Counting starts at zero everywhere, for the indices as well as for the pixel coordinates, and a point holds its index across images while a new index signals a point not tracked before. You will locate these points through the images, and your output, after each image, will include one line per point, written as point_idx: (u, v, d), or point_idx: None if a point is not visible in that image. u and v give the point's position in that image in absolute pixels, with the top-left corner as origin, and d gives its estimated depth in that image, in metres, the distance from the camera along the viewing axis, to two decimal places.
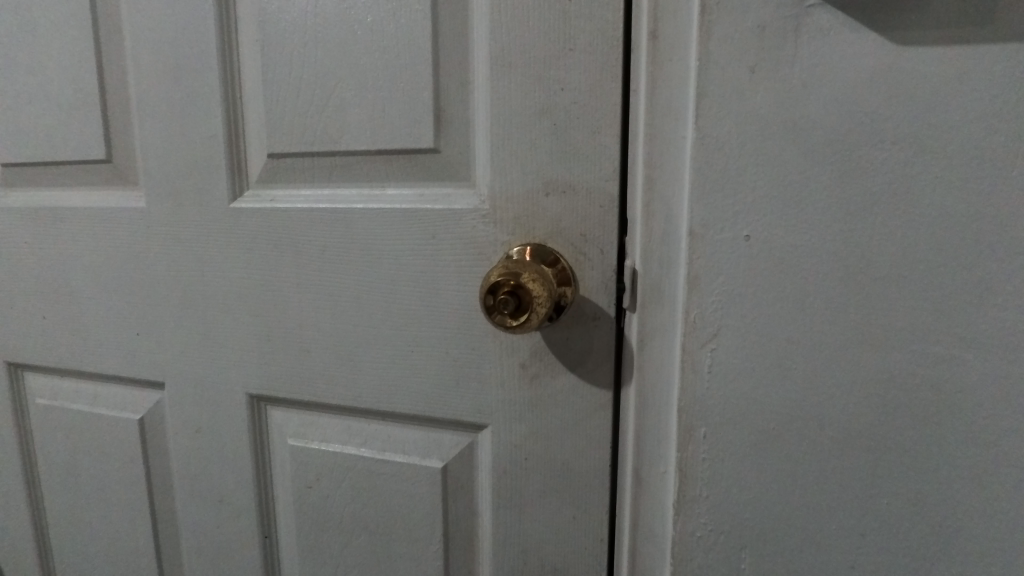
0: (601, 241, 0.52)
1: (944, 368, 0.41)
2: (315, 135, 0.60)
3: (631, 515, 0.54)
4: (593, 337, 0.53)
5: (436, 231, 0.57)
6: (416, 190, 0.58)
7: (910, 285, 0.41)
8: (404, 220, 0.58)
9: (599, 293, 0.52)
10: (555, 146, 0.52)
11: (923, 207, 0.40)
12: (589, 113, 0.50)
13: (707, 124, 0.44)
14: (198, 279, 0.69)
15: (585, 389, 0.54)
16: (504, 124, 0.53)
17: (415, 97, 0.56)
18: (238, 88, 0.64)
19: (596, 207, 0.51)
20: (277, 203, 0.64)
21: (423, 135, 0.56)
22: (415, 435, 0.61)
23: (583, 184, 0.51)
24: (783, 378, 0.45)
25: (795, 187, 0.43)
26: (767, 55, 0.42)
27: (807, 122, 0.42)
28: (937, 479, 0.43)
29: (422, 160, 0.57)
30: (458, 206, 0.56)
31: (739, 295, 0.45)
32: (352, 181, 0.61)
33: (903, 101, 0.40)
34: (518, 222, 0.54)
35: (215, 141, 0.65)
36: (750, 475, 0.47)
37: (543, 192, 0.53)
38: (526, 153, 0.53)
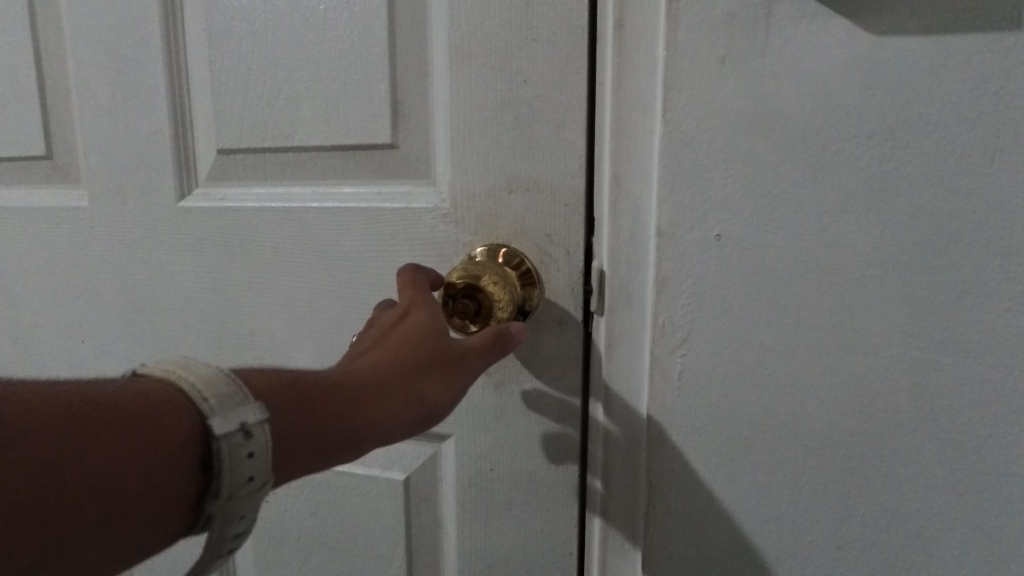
0: (566, 242, 0.49)
1: (921, 374, 0.40)
2: (265, 130, 0.57)
3: (600, 528, 0.51)
4: (560, 342, 0.50)
5: (395, 232, 0.54)
6: (374, 188, 0.55)
7: (886, 287, 0.40)
8: (362, 219, 0.55)
9: (565, 296, 0.50)
10: (518, 142, 0.49)
11: (898, 206, 0.39)
12: (553, 107, 0.47)
13: (675, 117, 0.42)
14: (147, 282, 0.65)
15: (552, 396, 0.51)
16: (465, 118, 0.50)
17: (371, 90, 0.52)
18: (183, 79, 0.60)
19: (560, 206, 0.49)
20: (226, 202, 0.60)
21: (381, 130, 0.53)
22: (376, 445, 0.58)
23: (548, 183, 0.49)
24: (755, 384, 0.43)
25: (768, 184, 0.41)
26: (737, 45, 0.40)
27: (778, 116, 0.40)
28: (913, 488, 0.41)
29: (380, 156, 0.54)
30: (418, 205, 0.53)
31: (710, 298, 0.43)
32: (306, 179, 0.57)
33: (878, 94, 0.38)
34: (481, 221, 0.51)
35: (162, 137, 0.61)
36: (723, 485, 0.45)
37: (506, 190, 0.50)
38: (488, 149, 0.50)
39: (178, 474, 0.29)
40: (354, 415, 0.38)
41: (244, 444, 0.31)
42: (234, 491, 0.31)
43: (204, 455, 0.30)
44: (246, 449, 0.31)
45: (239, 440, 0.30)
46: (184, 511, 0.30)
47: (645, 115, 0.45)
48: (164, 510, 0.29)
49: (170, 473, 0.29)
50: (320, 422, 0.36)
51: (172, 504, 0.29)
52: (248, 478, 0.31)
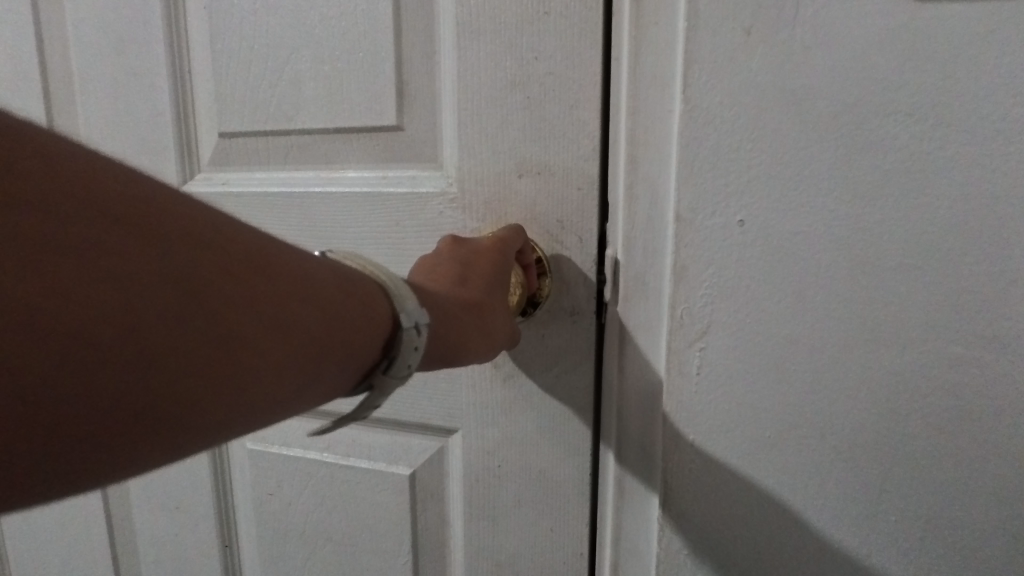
0: (579, 228, 0.47)
1: (960, 371, 0.37)
2: (267, 112, 0.55)
3: (612, 529, 0.49)
4: (572, 334, 0.48)
5: (400, 218, 0.52)
6: (378, 172, 0.53)
7: (924, 277, 0.37)
8: (367, 205, 0.53)
9: (579, 286, 0.47)
10: (529, 123, 0.46)
11: (939, 190, 0.36)
12: (565, 86, 0.45)
13: (696, 94, 0.40)
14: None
15: (563, 390, 0.49)
16: (474, 97, 0.47)
17: (375, 68, 0.50)
18: (184, 59, 0.58)
19: (573, 190, 0.46)
20: (228, 187, 0.58)
21: (386, 110, 0.51)
22: (381, 440, 0.56)
23: (560, 166, 0.46)
24: (780, 380, 0.41)
25: (797, 166, 0.38)
26: (764, 16, 0.38)
27: (809, 92, 0.37)
28: (949, 493, 0.39)
29: (385, 139, 0.52)
30: (424, 190, 0.51)
31: (732, 289, 0.41)
32: (309, 163, 0.55)
33: (919, 67, 0.35)
34: (489, 207, 0.49)
35: (163, 119, 0.59)
36: (743, 487, 0.43)
37: (517, 173, 0.48)
38: (497, 129, 0.47)
39: (364, 351, 0.32)
40: (467, 330, 0.40)
41: (415, 339, 0.34)
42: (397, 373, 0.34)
43: (387, 340, 0.34)
44: (416, 343, 0.34)
45: (414, 335, 0.34)
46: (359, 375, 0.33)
47: (664, 92, 0.42)
48: (349, 372, 0.32)
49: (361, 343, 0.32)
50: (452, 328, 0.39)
51: (354, 366, 0.32)
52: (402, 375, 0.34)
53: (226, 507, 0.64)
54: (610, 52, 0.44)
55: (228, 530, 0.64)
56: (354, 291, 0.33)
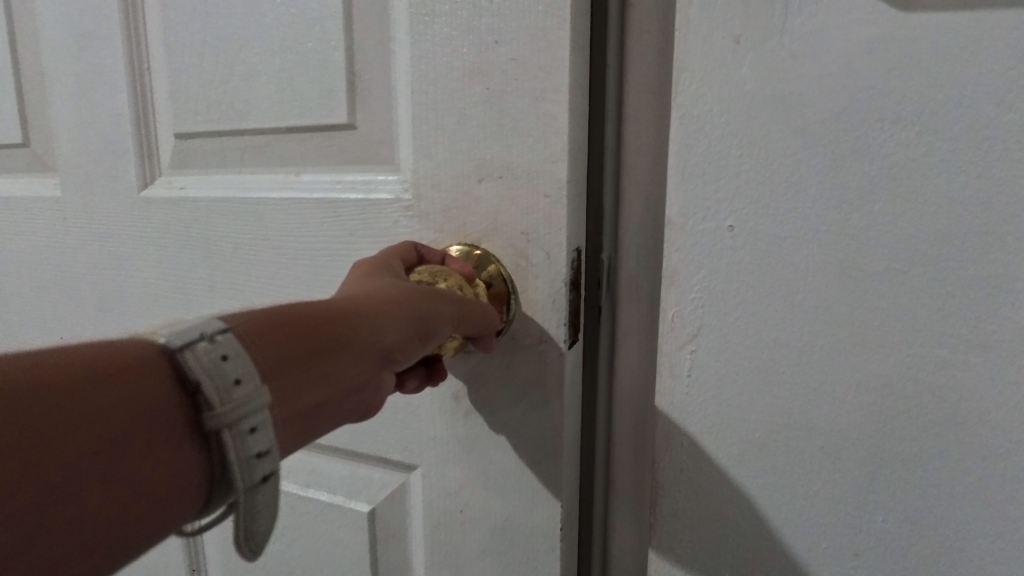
0: (546, 242, 0.43)
1: (946, 373, 0.38)
2: (227, 112, 0.53)
3: (603, 521, 0.51)
4: (538, 363, 0.45)
5: (352, 227, 0.50)
6: (334, 175, 0.51)
7: (911, 282, 0.37)
8: (320, 213, 0.51)
9: (546, 309, 0.44)
10: (488, 121, 0.44)
11: (926, 194, 0.36)
12: (529, 76, 0.42)
13: (685, 100, 0.40)
14: (115, 278, 0.62)
15: (531, 428, 0.46)
16: (433, 96, 0.45)
17: (326, 61, 0.48)
18: (144, 57, 0.56)
19: (540, 197, 0.43)
20: (186, 192, 0.57)
21: (339, 107, 0.49)
22: (344, 471, 0.56)
23: (524, 170, 0.43)
24: (769, 384, 0.42)
25: (786, 171, 0.39)
26: (752, 24, 0.38)
27: (794, 97, 0.38)
28: (935, 494, 0.39)
29: (338, 138, 0.50)
30: (378, 196, 0.49)
31: (722, 292, 0.41)
32: (268, 166, 0.53)
33: (905, 73, 0.36)
34: (448, 215, 0.46)
35: (123, 120, 0.58)
36: (730, 489, 0.44)
37: (481, 180, 0.45)
38: (456, 129, 0.45)
39: (165, 420, 0.27)
40: (349, 338, 0.34)
41: (215, 353, 0.28)
42: (224, 397, 0.28)
43: (184, 383, 0.28)
44: (218, 354, 0.28)
45: (206, 347, 0.28)
46: (183, 432, 0.27)
47: (656, 98, 0.43)
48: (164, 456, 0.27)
49: (148, 399, 0.26)
50: (323, 339, 0.33)
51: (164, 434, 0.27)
52: (249, 422, 0.29)
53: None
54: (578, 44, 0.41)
55: (196, 551, 0.63)
56: (111, 350, 0.26)
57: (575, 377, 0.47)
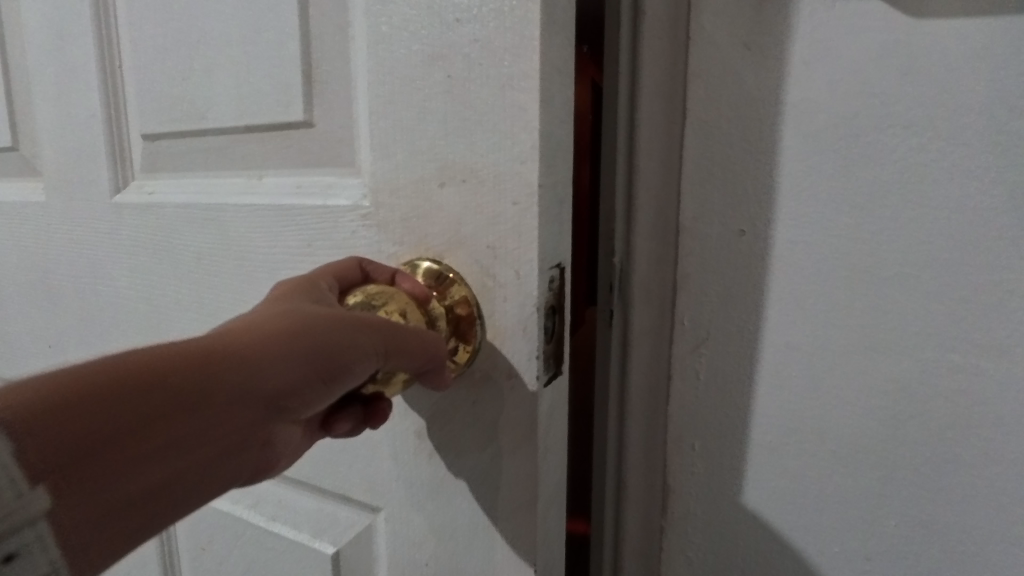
0: (515, 260, 0.37)
1: (960, 379, 0.38)
2: (184, 107, 0.48)
3: (611, 534, 0.49)
4: (505, 402, 0.38)
5: (312, 235, 0.43)
6: (293, 179, 0.45)
7: (923, 287, 0.38)
8: (282, 220, 0.44)
9: (515, 339, 0.38)
10: (449, 114, 0.37)
11: (937, 200, 0.37)
12: (492, 63, 0.35)
13: (695, 107, 0.41)
14: (84, 286, 0.57)
15: (498, 477, 0.39)
16: (391, 86, 0.38)
17: (281, 50, 0.42)
18: (113, 50, 0.51)
19: (507, 206, 0.36)
20: (154, 197, 0.51)
21: (294, 103, 0.43)
22: (309, 505, 0.49)
23: (491, 174, 0.36)
24: (780, 388, 0.42)
25: (795, 177, 0.39)
26: (763, 31, 0.39)
27: (803, 103, 0.38)
28: (948, 500, 0.39)
29: (298, 138, 0.44)
30: (337, 202, 0.42)
31: (733, 296, 0.42)
32: (229, 169, 0.48)
33: (916, 80, 0.36)
34: (408, 225, 0.40)
35: (96, 121, 0.53)
36: (742, 491, 0.44)
37: (444, 185, 0.38)
38: (416, 124, 0.38)
39: None
40: (216, 395, 0.27)
41: None
42: None
43: None
44: None
45: None
46: None
47: (669, 105, 0.42)
48: None
49: None
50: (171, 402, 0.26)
51: None
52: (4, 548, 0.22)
53: (169, 552, 0.57)
54: (553, 21, 0.34)
55: None
56: None
57: (554, 416, 0.39)
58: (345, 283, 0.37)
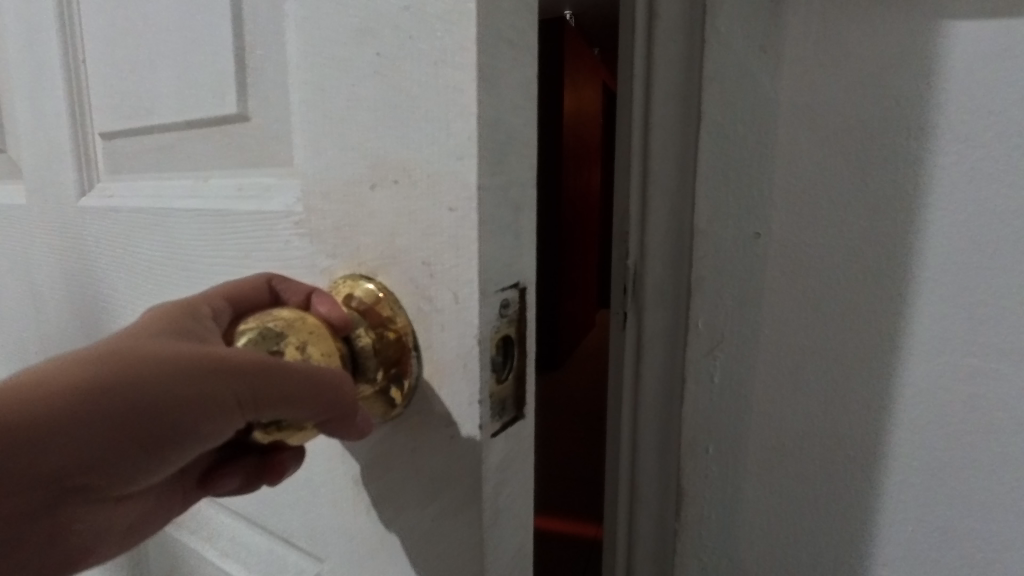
0: (452, 279, 0.27)
1: (979, 383, 0.38)
2: (128, 102, 0.42)
3: (625, 535, 0.49)
4: (449, 455, 0.29)
5: (245, 246, 0.35)
6: (238, 181, 0.37)
7: (942, 291, 0.38)
8: (213, 227, 0.37)
9: (456, 382, 0.28)
10: (383, 100, 0.27)
11: (955, 203, 0.37)
12: (426, 26, 0.25)
13: (711, 109, 0.41)
14: (39, 297, 0.52)
15: (440, 549, 0.30)
16: (313, 66, 0.29)
17: (214, 30, 0.35)
18: (76, 34, 0.44)
19: (442, 213, 0.26)
20: (110, 202, 0.45)
21: (228, 93, 0.36)
22: (259, 541, 0.40)
23: (425, 172, 0.27)
24: (796, 391, 0.42)
25: (812, 179, 0.39)
26: (779, 34, 0.39)
27: (820, 106, 0.38)
28: (966, 503, 0.40)
29: (234, 134, 0.37)
30: (273, 205, 0.34)
31: (749, 298, 0.42)
32: (180, 170, 0.40)
33: (933, 83, 0.36)
34: (341, 235, 0.31)
35: (59, 117, 0.47)
36: (756, 494, 0.44)
37: (375, 191, 0.29)
38: (343, 111, 0.29)
39: None
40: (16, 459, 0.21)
41: None
42: None
43: None
44: None
45: None
46: None
47: (684, 107, 0.42)
48: None
49: None
50: None
51: None
52: None
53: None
54: None
55: None
56: None
57: (510, 472, 0.29)
58: (243, 305, 0.29)
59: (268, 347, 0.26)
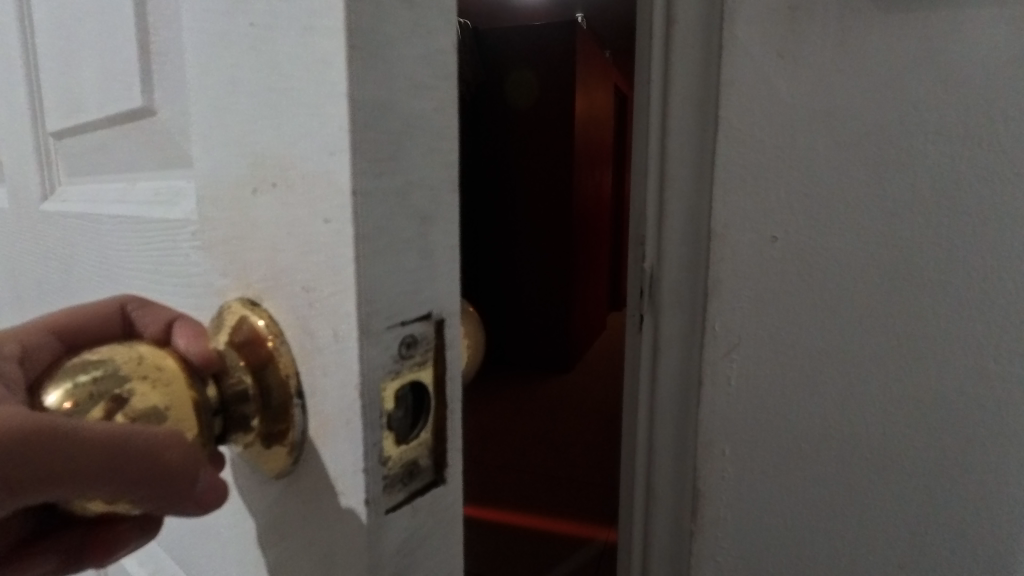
0: (331, 313, 0.18)
1: (992, 386, 0.38)
2: (54, 104, 0.36)
3: (643, 531, 0.50)
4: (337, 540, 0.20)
5: (161, 261, 0.28)
6: (153, 183, 0.29)
7: (958, 294, 0.38)
8: (138, 241, 0.30)
9: (339, 449, 0.19)
10: (256, 75, 0.19)
11: (971, 207, 0.37)
12: None
13: (730, 113, 0.41)
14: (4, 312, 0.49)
15: None
16: (194, 37, 0.21)
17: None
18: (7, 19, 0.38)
19: (317, 226, 0.18)
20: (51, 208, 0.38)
21: (133, 81, 0.27)
22: None
23: (304, 167, 0.18)
24: (813, 393, 0.42)
25: (830, 183, 0.39)
26: (797, 40, 0.39)
27: (841, 110, 0.39)
28: (981, 504, 0.40)
29: (141, 129, 0.29)
30: (175, 215, 0.26)
31: (766, 301, 0.42)
32: (110, 169, 0.33)
33: (950, 89, 0.37)
34: (229, 251, 0.22)
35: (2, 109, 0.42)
36: (774, 498, 0.44)
37: (255, 204, 0.21)
38: (219, 91, 0.21)
39: None
40: None
41: None
42: None
43: None
44: None
45: None
46: None
47: (701, 113, 0.42)
48: None
49: None
50: None
51: None
52: None
53: None
54: None
55: None
56: None
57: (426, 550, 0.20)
58: (86, 334, 0.27)
59: (85, 395, 0.19)
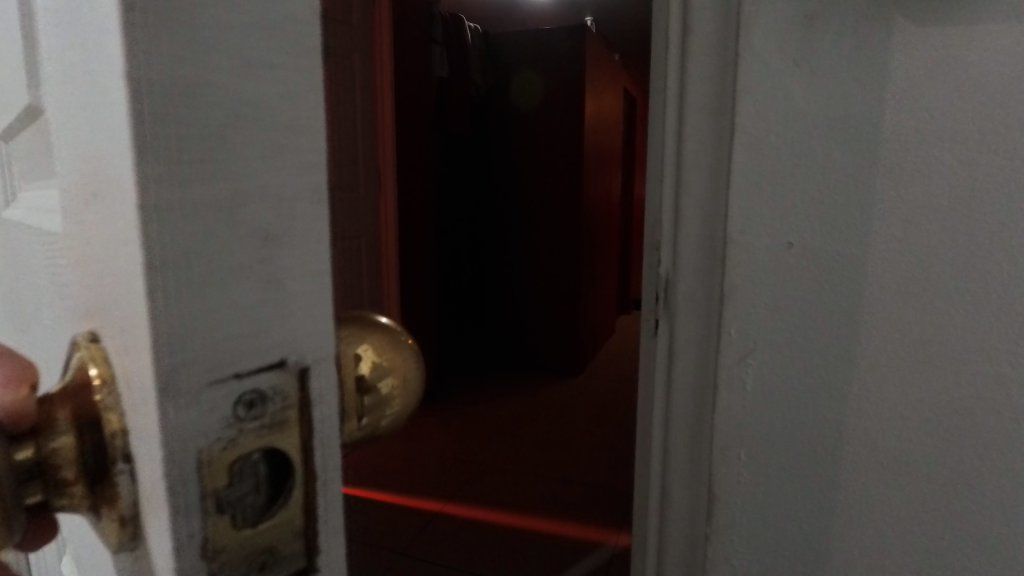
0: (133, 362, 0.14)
1: (1006, 391, 0.38)
2: None
3: (658, 531, 0.51)
4: None
5: (41, 279, 0.24)
6: (33, 202, 0.24)
7: (974, 300, 0.38)
8: (29, 262, 0.26)
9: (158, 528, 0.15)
10: (73, 62, 0.15)
11: (986, 213, 0.37)
12: None
13: (745, 121, 0.41)
14: None
15: None
16: (45, 19, 0.18)
17: None
18: None
19: (119, 254, 0.14)
20: None
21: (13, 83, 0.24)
22: None
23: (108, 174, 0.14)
24: (828, 397, 0.42)
25: (845, 190, 0.40)
26: (812, 48, 0.39)
27: (855, 118, 0.39)
28: (996, 509, 0.40)
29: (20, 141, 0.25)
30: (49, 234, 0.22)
31: (781, 307, 0.42)
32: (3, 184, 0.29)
33: (964, 98, 0.37)
34: (79, 277, 0.19)
35: None
36: (789, 501, 0.44)
37: (85, 214, 0.17)
38: (59, 88, 0.17)
39: None
40: None
41: None
42: None
43: None
44: None
45: None
46: None
47: (717, 121, 0.43)
48: None
49: None
50: None
51: None
52: None
53: None
54: None
55: None
56: None
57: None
58: None
59: None
